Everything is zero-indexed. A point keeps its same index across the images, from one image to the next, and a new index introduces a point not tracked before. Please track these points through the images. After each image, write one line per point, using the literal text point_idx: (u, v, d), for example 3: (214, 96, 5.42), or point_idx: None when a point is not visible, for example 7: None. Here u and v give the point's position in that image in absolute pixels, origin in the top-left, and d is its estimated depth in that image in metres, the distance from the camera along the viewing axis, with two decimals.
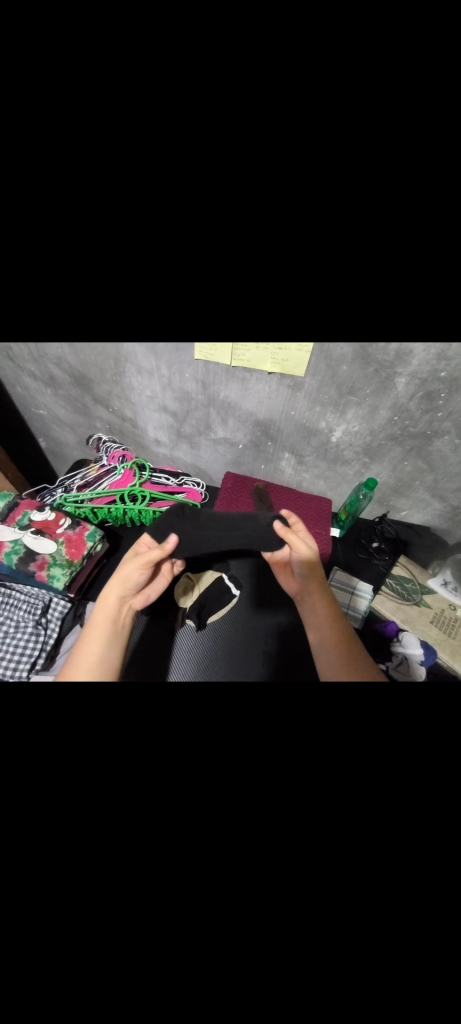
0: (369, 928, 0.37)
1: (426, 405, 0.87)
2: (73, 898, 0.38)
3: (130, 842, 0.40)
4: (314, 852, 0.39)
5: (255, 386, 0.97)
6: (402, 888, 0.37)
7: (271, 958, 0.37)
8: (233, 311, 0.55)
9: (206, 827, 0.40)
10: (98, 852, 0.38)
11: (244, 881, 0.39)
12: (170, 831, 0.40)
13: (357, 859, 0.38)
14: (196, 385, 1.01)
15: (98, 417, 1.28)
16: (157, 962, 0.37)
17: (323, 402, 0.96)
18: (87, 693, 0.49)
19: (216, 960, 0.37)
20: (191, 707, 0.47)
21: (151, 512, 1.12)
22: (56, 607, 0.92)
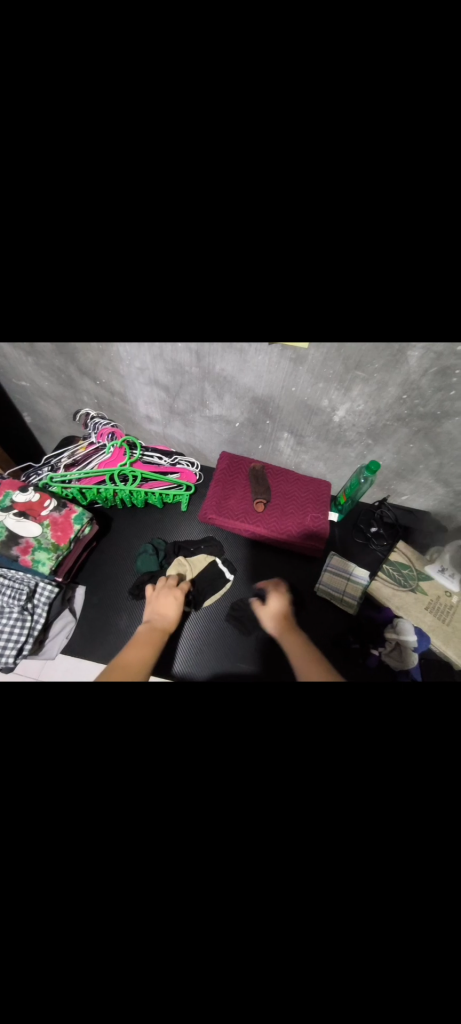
0: (354, 922, 0.37)
1: (438, 383, 0.81)
2: (54, 904, 0.36)
3: (114, 846, 0.38)
4: (302, 861, 0.39)
5: (254, 359, 0.89)
6: (387, 887, 0.37)
7: (256, 957, 0.37)
8: None
9: (194, 835, 0.39)
10: (83, 868, 0.37)
11: (231, 881, 0.38)
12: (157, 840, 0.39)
13: (344, 856, 0.38)
14: (190, 357, 0.93)
15: (85, 391, 1.19)
16: (141, 972, 0.36)
17: (327, 378, 0.89)
18: (70, 689, 0.46)
19: (201, 964, 0.36)
20: (178, 706, 0.46)
21: (142, 493, 1.08)
22: (43, 592, 0.88)
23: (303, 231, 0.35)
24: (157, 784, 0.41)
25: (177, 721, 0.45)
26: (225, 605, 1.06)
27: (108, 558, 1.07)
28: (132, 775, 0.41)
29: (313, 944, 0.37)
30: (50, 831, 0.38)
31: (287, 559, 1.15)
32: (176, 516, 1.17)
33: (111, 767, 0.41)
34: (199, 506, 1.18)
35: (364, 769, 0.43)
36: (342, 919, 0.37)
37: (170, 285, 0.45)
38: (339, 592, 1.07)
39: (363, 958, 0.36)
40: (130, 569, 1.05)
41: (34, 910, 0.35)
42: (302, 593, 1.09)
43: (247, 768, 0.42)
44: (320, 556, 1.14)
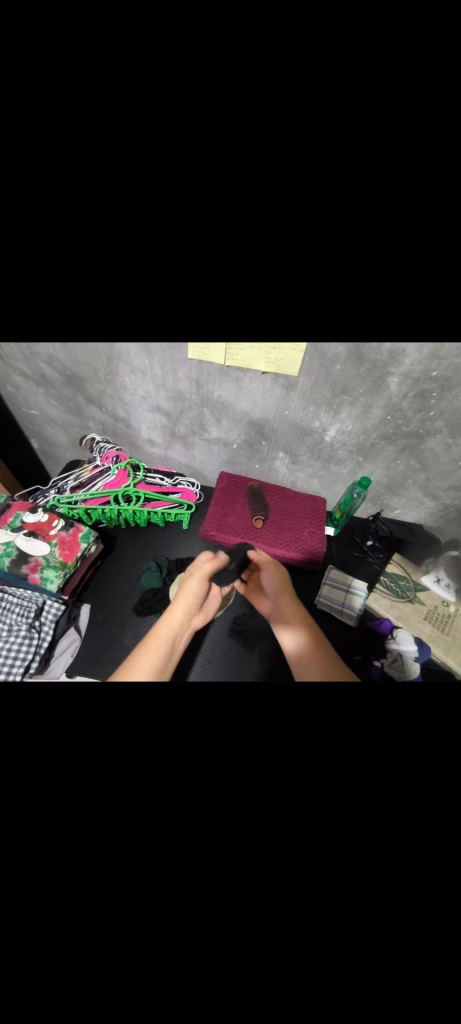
0: (354, 900, 0.40)
1: (419, 404, 0.88)
2: (74, 883, 0.40)
3: (132, 834, 0.42)
4: (306, 837, 0.42)
5: (249, 386, 0.97)
6: (387, 864, 0.41)
7: (267, 927, 0.40)
8: (227, 315, 0.55)
9: (207, 814, 0.43)
10: (105, 839, 0.41)
11: (241, 865, 0.42)
12: (173, 819, 0.43)
13: (346, 843, 0.42)
14: (190, 385, 1.01)
15: (91, 417, 1.27)
16: (162, 933, 0.40)
17: (317, 402, 0.96)
18: (85, 690, 0.49)
19: (216, 934, 0.40)
20: (188, 707, 0.48)
21: (146, 512, 1.12)
22: (50, 610, 0.91)
23: (286, 268, 0.42)
24: (171, 774, 0.44)
25: (187, 717, 0.48)
26: (227, 620, 1.08)
27: (112, 577, 1.09)
28: (148, 767, 0.44)
29: (321, 917, 0.40)
30: (72, 813, 0.42)
31: (286, 573, 1.18)
32: (177, 534, 1.20)
33: (127, 762, 0.44)
34: (200, 523, 1.22)
35: (368, 763, 0.45)
36: (343, 889, 0.40)
37: (178, 317, 0.52)
38: (339, 604, 1.09)
39: (364, 925, 0.39)
40: (135, 586, 1.08)
41: (64, 878, 0.40)
42: (302, 606, 1.11)
43: (255, 761, 0.45)
44: (319, 569, 1.17)
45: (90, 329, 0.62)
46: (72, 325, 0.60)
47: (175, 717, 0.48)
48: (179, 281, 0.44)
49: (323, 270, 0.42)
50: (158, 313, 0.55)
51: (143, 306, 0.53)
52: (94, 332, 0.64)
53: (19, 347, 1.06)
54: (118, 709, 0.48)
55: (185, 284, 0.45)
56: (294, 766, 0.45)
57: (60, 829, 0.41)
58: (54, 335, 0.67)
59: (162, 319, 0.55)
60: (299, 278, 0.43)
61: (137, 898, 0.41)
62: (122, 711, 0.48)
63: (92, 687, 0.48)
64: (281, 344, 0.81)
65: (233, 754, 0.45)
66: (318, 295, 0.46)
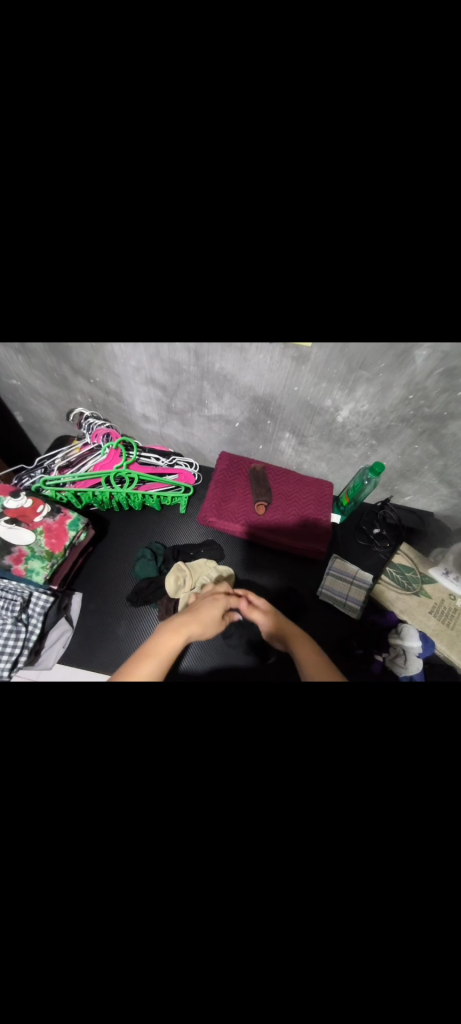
0: (361, 959, 0.36)
1: (446, 383, 0.78)
2: (46, 946, 0.35)
3: (112, 884, 0.37)
4: (308, 890, 0.38)
5: (255, 357, 0.85)
6: (401, 921, 0.36)
7: (272, 966, 0.37)
8: None
9: (197, 866, 0.38)
10: (89, 870, 0.37)
11: (237, 921, 0.37)
12: (158, 875, 0.38)
13: (352, 896, 0.37)
14: (187, 354, 0.89)
15: (78, 390, 1.15)
16: (151, 967, 0.37)
17: (331, 378, 0.85)
18: (65, 706, 0.44)
19: (208, 990, 0.37)
20: (177, 733, 0.43)
21: (140, 495, 1.06)
22: (38, 601, 0.84)
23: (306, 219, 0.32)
24: (161, 798, 0.40)
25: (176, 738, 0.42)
26: None
27: (104, 565, 1.03)
28: (136, 792, 0.40)
29: (322, 952, 0.37)
30: (49, 846, 0.37)
31: (287, 562, 1.12)
32: (174, 519, 1.14)
33: (105, 805, 0.39)
34: (199, 508, 1.15)
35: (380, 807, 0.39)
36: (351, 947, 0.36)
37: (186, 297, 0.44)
38: (342, 596, 1.05)
39: (372, 994, 0.36)
40: (128, 575, 1.02)
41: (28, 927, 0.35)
42: (303, 598, 1.06)
43: (251, 794, 0.40)
44: (323, 559, 1.12)
45: None
46: None
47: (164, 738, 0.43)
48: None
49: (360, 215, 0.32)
50: None
51: None
52: None
53: None
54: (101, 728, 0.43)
55: (174, 233, 0.35)
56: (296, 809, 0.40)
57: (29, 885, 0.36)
58: None
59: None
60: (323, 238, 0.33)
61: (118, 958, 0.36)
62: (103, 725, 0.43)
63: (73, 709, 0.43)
64: None
65: (225, 774, 0.41)
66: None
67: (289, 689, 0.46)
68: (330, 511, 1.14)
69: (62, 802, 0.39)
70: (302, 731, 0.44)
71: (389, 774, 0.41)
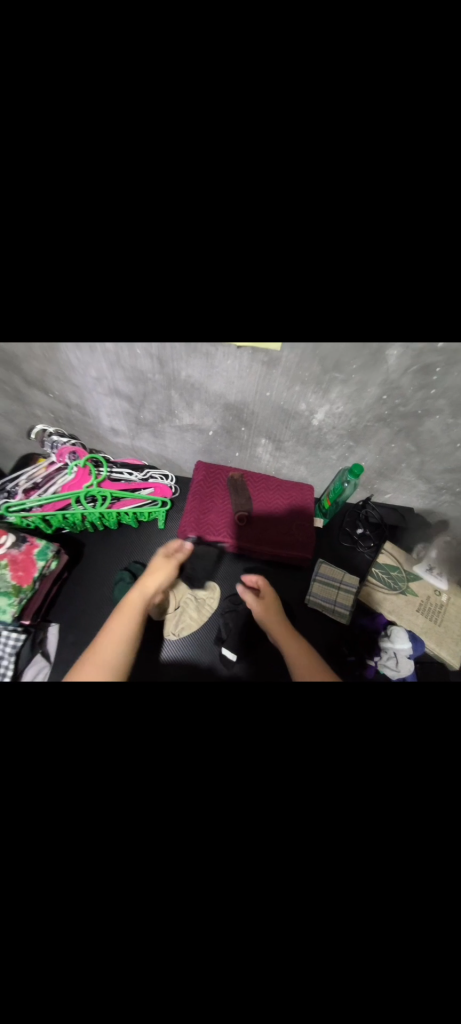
0: (347, 936, 0.41)
1: (419, 382, 0.77)
2: (68, 951, 0.38)
3: (115, 895, 0.40)
4: (297, 876, 0.42)
5: (223, 363, 0.81)
6: (376, 900, 0.42)
7: (268, 963, 0.40)
8: (187, 282, 0.40)
9: (197, 867, 0.41)
10: (93, 908, 0.39)
11: (236, 918, 0.41)
12: (158, 878, 0.41)
13: (335, 878, 0.42)
14: (151, 362, 0.84)
15: (38, 406, 1.08)
16: (168, 982, 0.39)
17: (304, 382, 0.83)
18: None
19: (213, 985, 0.40)
20: None
21: (115, 515, 1.00)
22: (7, 641, 0.77)
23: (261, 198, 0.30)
24: (159, 828, 0.42)
25: (167, 769, 0.43)
26: (213, 628, 0.99)
27: (81, 591, 0.97)
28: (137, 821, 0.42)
29: (321, 946, 0.41)
30: (49, 887, 0.39)
31: (273, 570, 1.09)
32: (152, 535, 1.09)
33: (102, 823, 0.41)
34: (178, 521, 1.10)
35: (358, 791, 0.45)
36: (339, 925, 0.41)
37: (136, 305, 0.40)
38: (330, 602, 1.03)
39: (358, 962, 0.40)
40: (107, 599, 0.96)
41: (46, 943, 0.38)
42: (291, 607, 1.04)
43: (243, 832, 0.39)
44: (308, 564, 1.09)
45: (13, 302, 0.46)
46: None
47: (158, 770, 0.44)
48: (106, 227, 0.30)
49: (318, 182, 0.30)
50: (105, 289, 0.41)
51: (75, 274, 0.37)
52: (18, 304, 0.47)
53: None
54: (83, 781, 0.42)
55: (114, 234, 0.31)
56: (284, 807, 0.44)
57: (42, 908, 0.38)
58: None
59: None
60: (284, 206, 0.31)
61: (126, 959, 0.39)
62: (88, 771, 0.43)
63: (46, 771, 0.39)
64: None
65: (223, 790, 0.44)
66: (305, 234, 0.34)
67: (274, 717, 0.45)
68: (313, 514, 1.12)
69: None
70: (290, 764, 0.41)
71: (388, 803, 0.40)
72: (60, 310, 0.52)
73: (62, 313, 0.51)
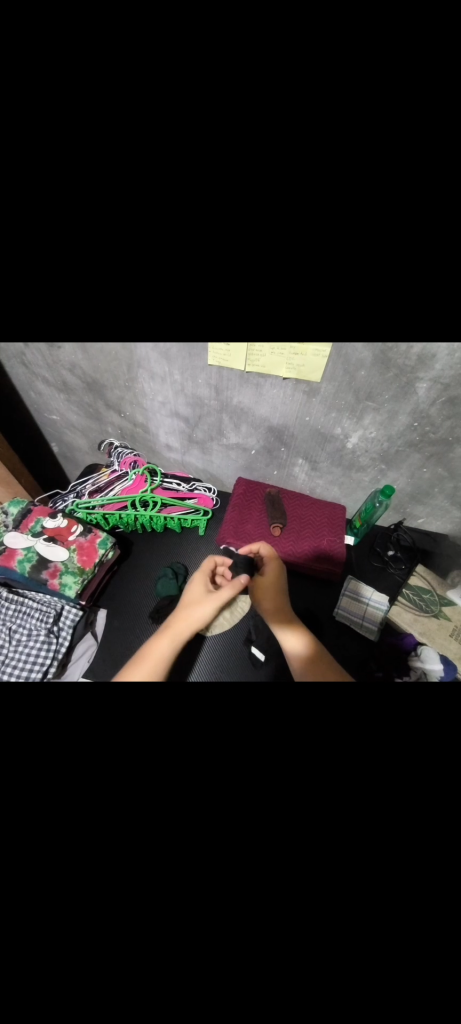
0: (370, 938, 0.39)
1: (448, 411, 0.84)
2: (79, 908, 0.39)
3: (143, 851, 0.41)
4: (322, 871, 0.40)
5: (269, 391, 0.95)
6: (405, 913, 0.38)
7: (284, 957, 0.39)
8: (248, 308, 0.53)
9: (221, 840, 0.42)
10: (114, 858, 0.40)
11: (256, 901, 0.40)
12: (184, 847, 0.41)
13: (365, 877, 0.40)
14: (209, 391, 1.00)
15: (110, 423, 1.28)
16: (189, 944, 0.40)
17: (340, 409, 0.93)
18: (98, 698, 0.48)
19: (225, 957, 0.39)
20: (203, 717, 0.47)
21: (162, 519, 1.13)
22: (68, 615, 0.93)
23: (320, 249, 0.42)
24: (190, 791, 0.43)
25: (202, 728, 0.46)
26: (243, 629, 1.06)
27: (128, 584, 1.09)
28: (168, 781, 0.43)
29: (342, 949, 0.39)
30: (83, 825, 0.41)
31: (302, 582, 1.14)
32: (193, 540, 1.19)
33: (132, 780, 0.43)
34: (217, 530, 1.21)
35: (389, 799, 0.41)
36: (362, 924, 0.39)
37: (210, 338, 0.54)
38: (358, 617, 1.05)
39: (379, 966, 0.38)
40: (150, 593, 1.07)
41: (64, 892, 0.39)
42: (319, 620, 1.07)
43: (272, 782, 0.43)
44: (338, 580, 1.13)
45: (110, 324, 0.61)
46: (92, 321, 0.59)
47: (194, 731, 0.46)
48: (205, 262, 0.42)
49: (360, 241, 0.41)
50: (178, 307, 0.53)
51: (161, 299, 0.51)
52: (112, 327, 0.62)
53: (42, 356, 1.09)
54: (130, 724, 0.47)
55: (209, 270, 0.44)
56: (311, 796, 0.43)
57: (67, 851, 0.40)
58: (74, 334, 0.67)
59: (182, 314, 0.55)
60: (335, 255, 0.43)
61: (142, 918, 0.40)
62: (131, 718, 0.47)
63: (107, 695, 0.48)
64: (304, 348, 0.79)
65: (256, 768, 0.43)
66: (349, 276, 0.46)
67: (305, 692, 0.49)
68: (344, 533, 1.17)
69: (98, 780, 0.42)
70: (314, 725, 0.46)
71: (413, 770, 0.42)
72: (146, 334, 0.67)
73: (148, 334, 0.66)
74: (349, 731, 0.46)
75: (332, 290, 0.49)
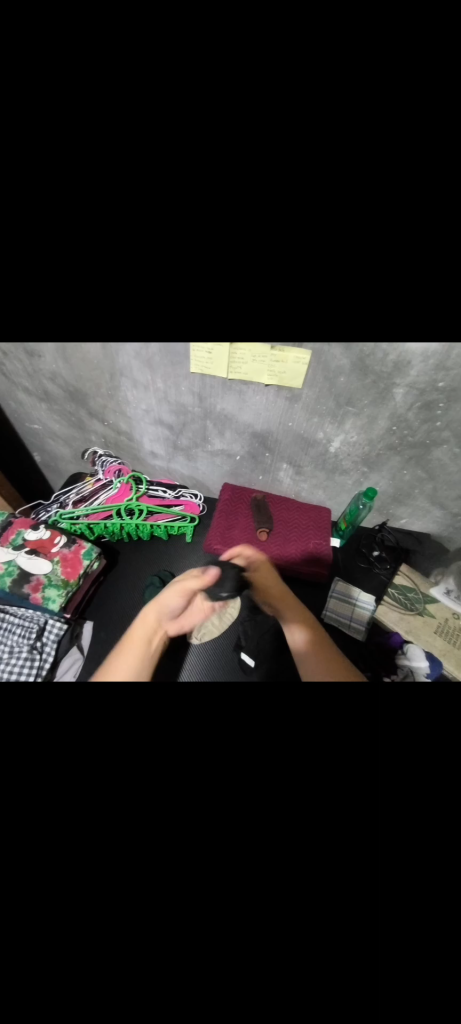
0: (371, 960, 0.37)
1: (425, 414, 0.87)
2: (70, 941, 0.37)
3: (133, 877, 0.39)
4: (318, 883, 0.39)
5: (252, 397, 0.96)
6: (405, 923, 0.38)
7: (281, 974, 0.38)
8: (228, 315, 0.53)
9: (214, 861, 0.40)
10: (103, 890, 0.38)
11: (251, 921, 0.39)
12: (176, 871, 0.40)
13: (361, 893, 0.38)
14: (192, 397, 1.00)
15: (93, 431, 1.26)
16: (183, 968, 0.38)
17: (321, 413, 0.95)
18: (82, 716, 0.46)
19: (221, 979, 0.38)
20: (193, 729, 0.46)
21: (148, 526, 1.11)
22: (51, 630, 0.91)
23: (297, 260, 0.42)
24: (180, 809, 0.41)
25: (192, 738, 0.45)
26: (233, 635, 1.05)
27: (115, 593, 1.07)
28: (156, 797, 0.42)
29: (340, 965, 0.38)
30: (68, 854, 0.39)
31: (291, 584, 1.15)
32: (180, 548, 1.18)
33: (120, 802, 0.41)
34: (204, 537, 1.20)
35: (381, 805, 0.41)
36: (360, 944, 0.38)
37: None
38: (347, 618, 1.07)
39: (379, 983, 0.37)
40: (138, 602, 1.05)
41: (50, 929, 0.37)
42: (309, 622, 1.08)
43: (264, 794, 0.42)
44: (326, 581, 1.14)
45: (89, 328, 0.60)
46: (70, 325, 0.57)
47: (185, 742, 0.44)
48: (184, 263, 0.42)
49: (335, 254, 0.42)
50: (157, 312, 0.53)
51: (139, 305, 0.50)
52: (91, 329, 0.61)
53: (21, 365, 1.07)
54: (113, 737, 0.45)
55: (188, 271, 0.43)
56: (305, 806, 0.42)
57: (52, 885, 0.38)
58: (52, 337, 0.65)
59: (159, 313, 0.54)
60: (313, 265, 0.43)
61: (134, 948, 0.38)
62: (114, 733, 0.45)
63: (93, 710, 0.46)
64: (285, 354, 0.81)
65: (249, 776, 0.43)
66: (327, 286, 0.47)
67: (296, 698, 0.48)
68: (330, 535, 1.19)
69: (85, 805, 0.40)
70: (304, 726, 0.47)
71: (400, 766, 0.42)
72: (127, 336, 0.66)
73: (128, 336, 0.65)
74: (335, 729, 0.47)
75: (309, 299, 0.50)
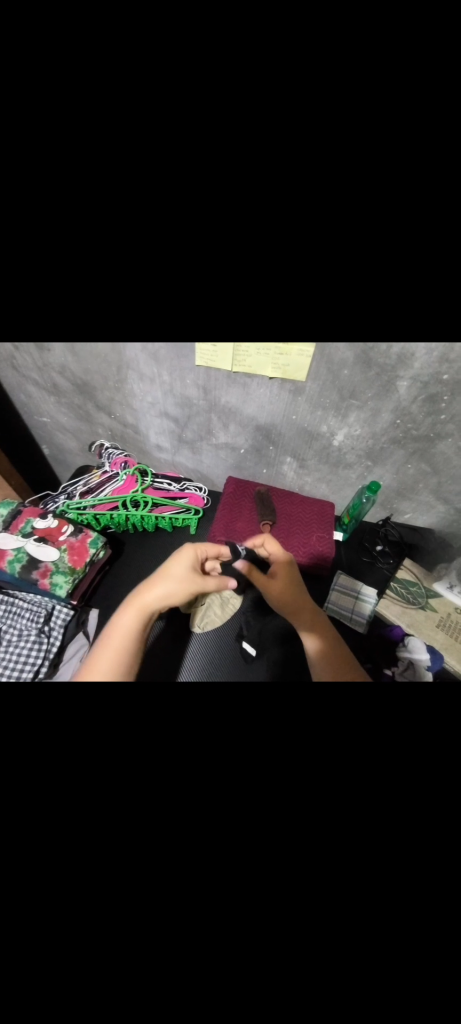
0: (356, 923, 0.39)
1: (429, 408, 0.87)
2: (70, 893, 0.40)
3: (132, 833, 0.42)
4: (306, 846, 0.41)
5: (256, 390, 0.97)
6: (388, 888, 0.39)
7: (271, 940, 0.39)
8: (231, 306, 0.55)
9: (209, 822, 0.43)
10: (103, 844, 0.41)
11: (244, 884, 0.40)
12: (172, 829, 0.42)
13: (348, 857, 0.40)
14: (197, 390, 1.02)
15: (100, 424, 1.28)
16: (176, 928, 0.40)
17: (324, 406, 0.95)
18: (95, 700, 0.51)
19: (212, 944, 0.39)
20: (191, 704, 0.48)
21: (153, 518, 1.13)
22: (59, 615, 0.95)
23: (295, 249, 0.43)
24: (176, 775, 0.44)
25: (192, 715, 0.48)
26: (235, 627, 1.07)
27: (120, 582, 1.10)
28: None
29: (326, 932, 0.39)
30: (75, 808, 0.42)
31: None
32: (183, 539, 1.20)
33: None
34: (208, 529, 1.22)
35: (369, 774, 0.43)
36: (346, 907, 0.39)
37: None
38: (348, 609, 1.07)
39: (366, 949, 0.38)
40: None
41: (53, 879, 0.40)
42: None
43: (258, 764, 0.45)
44: (327, 574, 1.15)
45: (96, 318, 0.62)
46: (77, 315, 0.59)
47: (190, 725, 0.48)
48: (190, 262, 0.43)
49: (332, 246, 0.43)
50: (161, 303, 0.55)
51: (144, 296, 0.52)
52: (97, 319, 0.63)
53: (31, 358, 1.09)
54: (120, 714, 0.48)
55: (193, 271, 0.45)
56: (296, 774, 0.44)
57: (57, 835, 0.41)
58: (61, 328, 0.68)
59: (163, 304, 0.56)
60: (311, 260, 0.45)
61: (130, 903, 0.40)
62: (121, 709, 0.49)
63: None
64: (289, 347, 0.82)
65: None
66: (326, 277, 0.49)
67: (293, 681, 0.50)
68: (333, 528, 1.20)
69: None
70: (297, 702, 0.49)
71: None
72: (132, 328, 0.68)
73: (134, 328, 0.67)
74: (328, 708, 0.49)
75: (309, 291, 0.51)
